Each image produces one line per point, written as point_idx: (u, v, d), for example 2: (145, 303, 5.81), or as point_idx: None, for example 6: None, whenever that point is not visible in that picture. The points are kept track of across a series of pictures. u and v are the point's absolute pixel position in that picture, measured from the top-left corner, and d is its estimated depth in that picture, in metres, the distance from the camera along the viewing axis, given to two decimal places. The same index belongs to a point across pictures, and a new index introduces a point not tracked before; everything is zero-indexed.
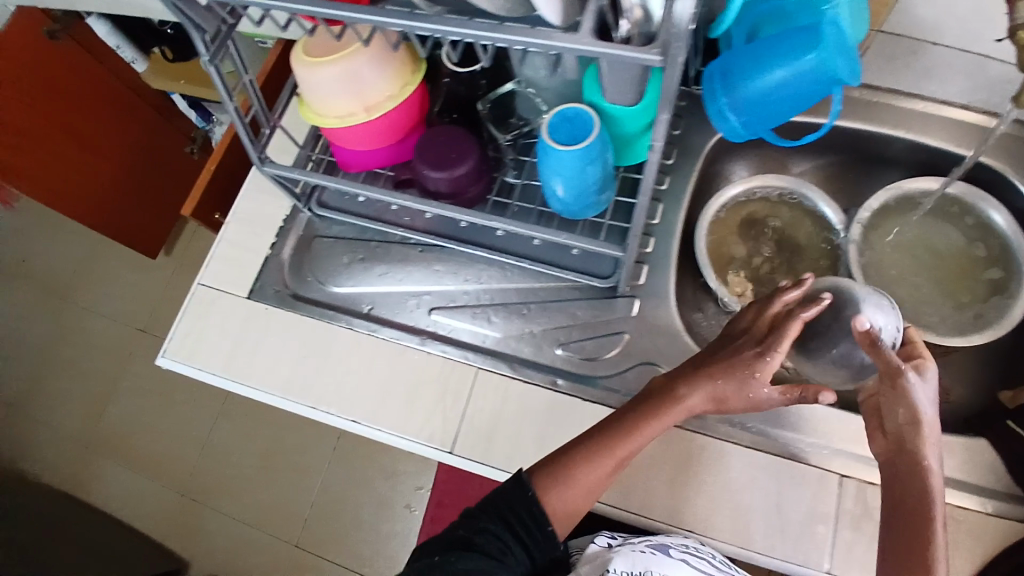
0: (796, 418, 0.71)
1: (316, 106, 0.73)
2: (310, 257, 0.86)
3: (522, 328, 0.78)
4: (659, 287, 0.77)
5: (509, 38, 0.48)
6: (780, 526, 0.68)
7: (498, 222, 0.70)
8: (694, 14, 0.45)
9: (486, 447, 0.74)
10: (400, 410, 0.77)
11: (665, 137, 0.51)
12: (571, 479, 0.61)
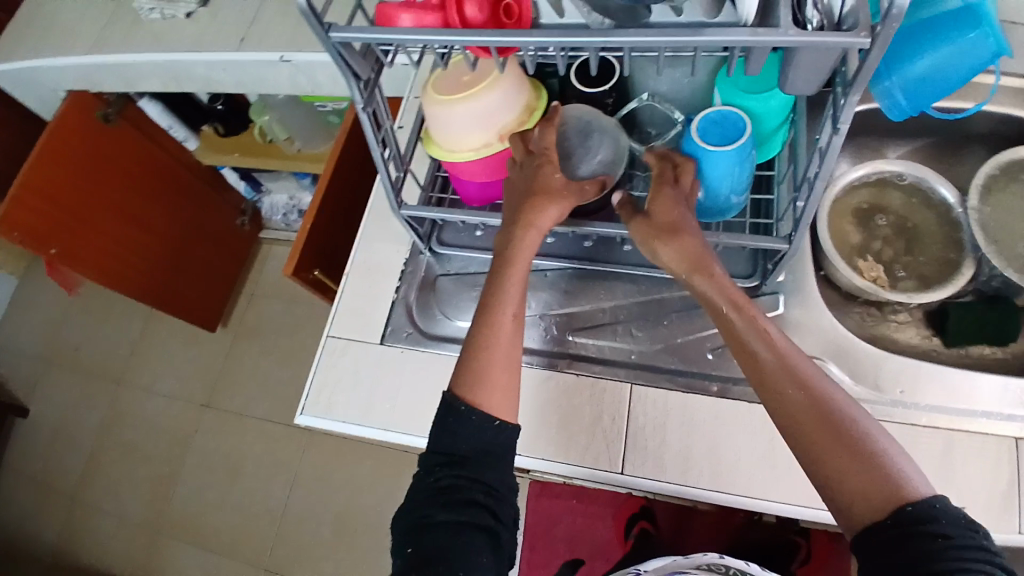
0: (962, 390, 0.73)
1: (452, 142, 0.74)
2: (436, 296, 0.86)
3: (667, 338, 0.80)
4: (795, 282, 0.80)
5: (712, 39, 0.50)
6: (971, 498, 0.70)
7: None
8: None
9: (656, 463, 0.75)
10: (559, 432, 0.78)
11: (852, 120, 0.53)
12: (484, 379, 0.65)
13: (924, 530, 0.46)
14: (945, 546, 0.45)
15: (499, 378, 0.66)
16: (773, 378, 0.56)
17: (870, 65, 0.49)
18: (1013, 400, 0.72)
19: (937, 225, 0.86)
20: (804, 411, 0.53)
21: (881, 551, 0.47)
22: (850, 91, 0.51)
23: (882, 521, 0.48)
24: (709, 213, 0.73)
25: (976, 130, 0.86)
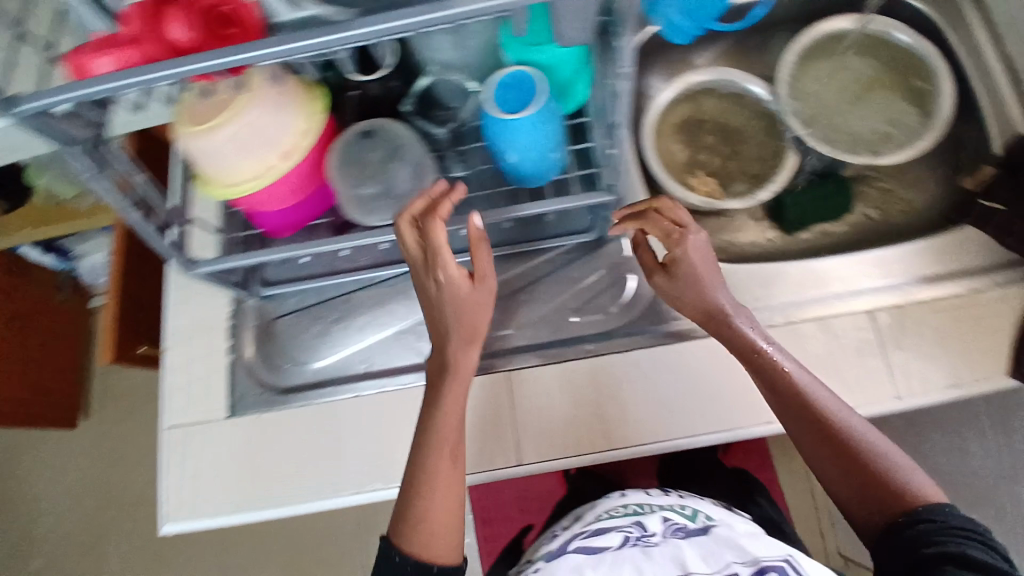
0: (810, 278, 0.76)
1: (230, 178, 0.60)
2: (276, 343, 0.79)
3: (531, 313, 0.75)
4: None
5: (459, 11, 0.42)
6: (843, 378, 0.73)
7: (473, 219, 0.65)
8: None
9: (552, 444, 0.69)
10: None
11: (634, 61, 0.49)
12: (422, 518, 0.62)
13: (926, 520, 0.54)
14: (937, 526, 0.53)
15: (435, 527, 0.62)
16: (791, 406, 0.62)
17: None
18: (857, 275, 0.76)
19: (757, 121, 0.87)
20: (815, 439, 0.61)
21: (887, 549, 0.54)
22: (624, 29, 0.47)
23: (895, 520, 0.56)
24: (531, 176, 0.68)
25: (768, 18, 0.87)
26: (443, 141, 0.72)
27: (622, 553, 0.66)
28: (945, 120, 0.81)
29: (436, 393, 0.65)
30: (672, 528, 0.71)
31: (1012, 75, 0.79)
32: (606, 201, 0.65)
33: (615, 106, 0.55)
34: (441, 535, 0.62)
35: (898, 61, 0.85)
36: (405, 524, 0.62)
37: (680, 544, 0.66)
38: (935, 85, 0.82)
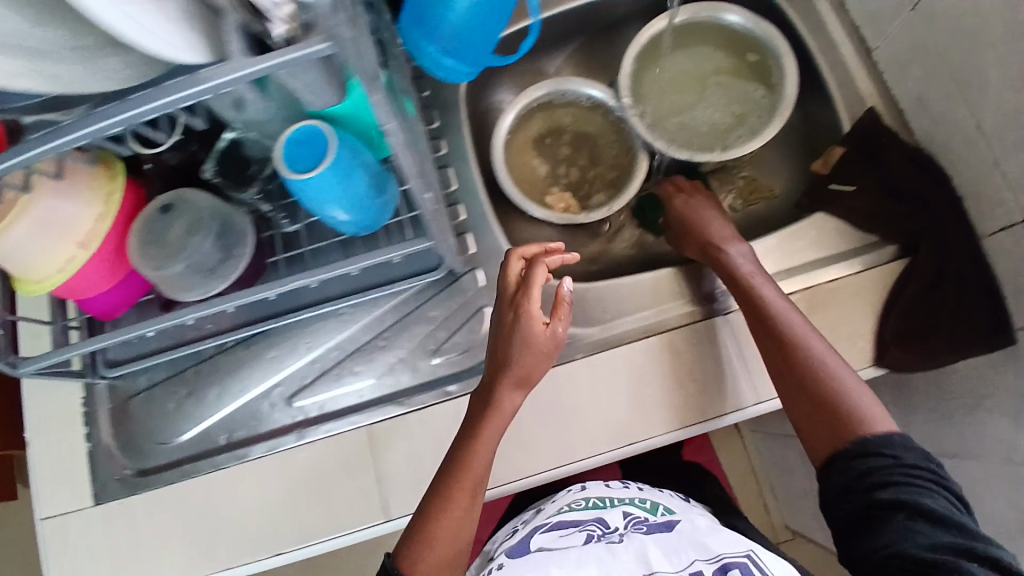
0: (663, 287, 0.76)
1: (32, 275, 0.55)
2: (136, 424, 0.76)
3: (389, 359, 0.73)
4: (493, 246, 0.76)
5: (153, 107, 0.37)
6: (707, 386, 0.72)
7: (312, 278, 0.60)
8: None
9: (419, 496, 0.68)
10: (315, 512, 0.69)
11: (393, 117, 0.45)
12: (428, 544, 0.59)
13: (876, 454, 0.57)
14: (888, 463, 0.56)
15: (441, 549, 0.59)
16: (780, 353, 0.65)
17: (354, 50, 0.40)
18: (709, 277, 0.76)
19: (609, 128, 0.86)
20: (798, 392, 0.64)
21: (838, 477, 0.58)
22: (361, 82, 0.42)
23: (841, 450, 0.59)
24: (363, 225, 0.65)
25: (616, 13, 0.85)
26: (258, 202, 0.67)
27: (587, 551, 0.60)
28: (793, 99, 0.78)
29: (468, 426, 0.63)
30: (636, 522, 0.65)
31: (859, 45, 0.79)
32: (425, 246, 0.60)
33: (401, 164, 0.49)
34: (440, 556, 0.59)
35: (739, 43, 0.83)
36: (409, 552, 0.59)
37: (642, 540, 0.62)
38: (776, 63, 0.80)
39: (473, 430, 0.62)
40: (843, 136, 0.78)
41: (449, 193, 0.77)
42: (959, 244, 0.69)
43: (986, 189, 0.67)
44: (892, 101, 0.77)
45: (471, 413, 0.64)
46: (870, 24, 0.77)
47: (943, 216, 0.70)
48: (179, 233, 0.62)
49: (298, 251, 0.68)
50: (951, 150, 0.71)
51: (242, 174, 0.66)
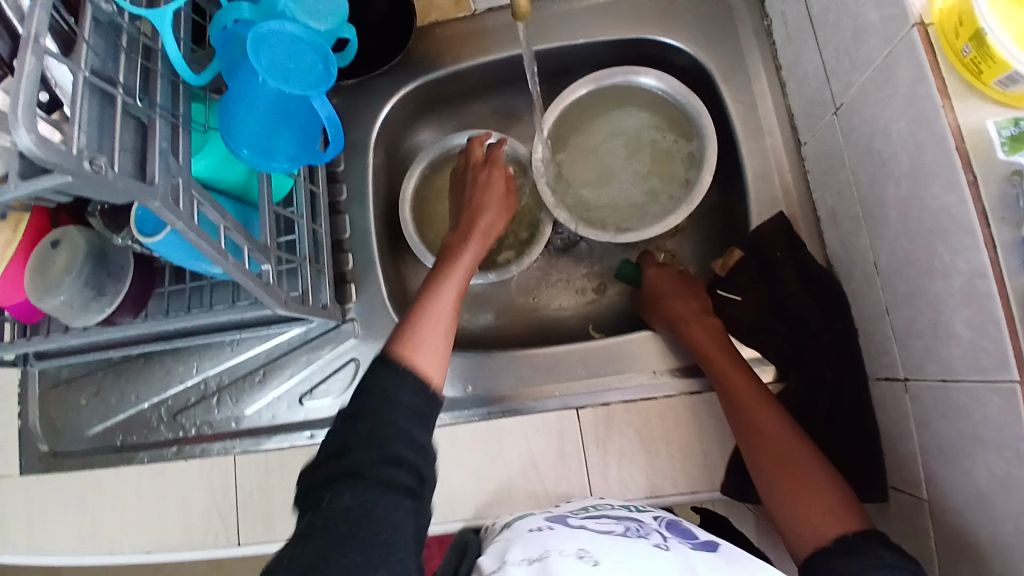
0: (538, 364, 0.74)
1: None
2: (56, 410, 0.85)
3: (263, 395, 0.79)
4: (373, 298, 0.79)
5: None
6: (545, 479, 0.69)
7: (185, 322, 0.68)
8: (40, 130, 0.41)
9: (264, 524, 0.75)
10: (179, 523, 0.78)
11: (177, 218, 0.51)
12: (416, 338, 0.58)
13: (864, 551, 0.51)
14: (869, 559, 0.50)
15: (430, 337, 0.58)
16: (761, 437, 0.61)
17: (103, 179, 0.45)
18: (594, 358, 0.73)
19: (527, 183, 0.86)
20: (783, 490, 0.58)
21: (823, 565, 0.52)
22: (136, 199, 0.48)
23: (822, 548, 0.53)
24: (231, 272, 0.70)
25: (550, 63, 0.83)
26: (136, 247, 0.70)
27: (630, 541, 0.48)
28: (704, 186, 0.74)
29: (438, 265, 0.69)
30: (674, 527, 0.54)
31: (790, 135, 0.74)
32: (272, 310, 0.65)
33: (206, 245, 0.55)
34: (435, 349, 0.58)
35: (662, 113, 0.80)
36: (402, 342, 0.57)
37: (688, 553, 0.47)
38: (696, 134, 0.77)
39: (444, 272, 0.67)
40: (745, 236, 0.73)
41: (340, 239, 0.81)
42: (835, 376, 0.67)
43: (878, 333, 0.63)
44: (812, 206, 0.71)
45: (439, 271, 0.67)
46: (804, 116, 0.71)
47: (827, 347, 0.67)
48: (58, 268, 0.66)
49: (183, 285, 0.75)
50: (854, 278, 0.66)
51: None
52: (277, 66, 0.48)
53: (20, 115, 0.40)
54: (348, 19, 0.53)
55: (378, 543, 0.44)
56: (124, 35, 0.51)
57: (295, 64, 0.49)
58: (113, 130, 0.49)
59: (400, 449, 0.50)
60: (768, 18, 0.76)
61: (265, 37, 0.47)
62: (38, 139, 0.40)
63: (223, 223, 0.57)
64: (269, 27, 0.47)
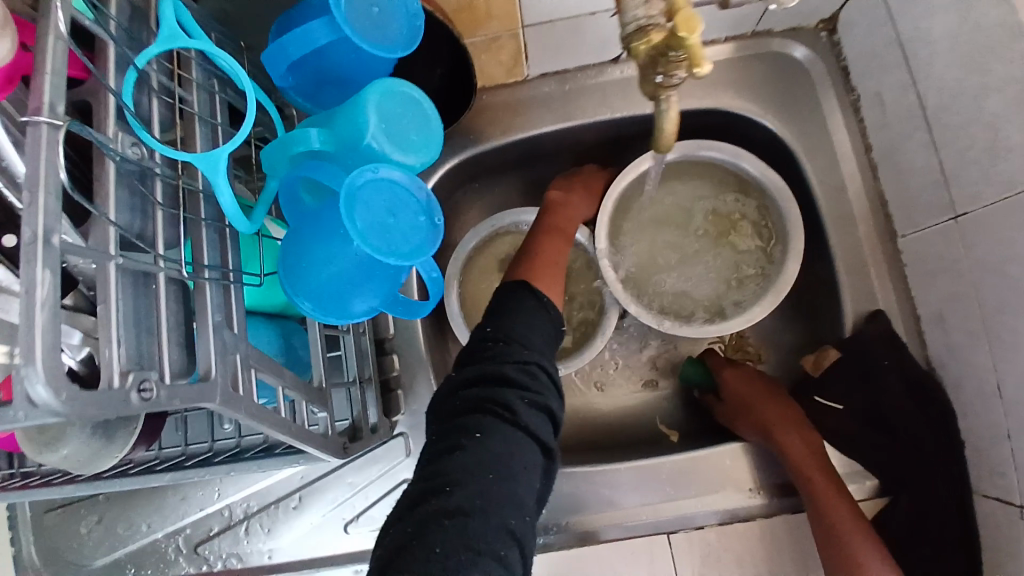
0: (618, 485, 0.69)
1: None
2: (48, 542, 0.73)
3: (301, 524, 0.69)
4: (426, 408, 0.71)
5: None
6: None
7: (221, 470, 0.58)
8: (66, 374, 0.29)
9: None
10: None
11: (241, 409, 0.41)
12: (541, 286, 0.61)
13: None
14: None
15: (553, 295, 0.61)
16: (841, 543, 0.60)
17: (154, 404, 0.34)
18: (673, 477, 0.68)
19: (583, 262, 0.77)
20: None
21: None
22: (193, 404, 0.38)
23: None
24: None
25: (609, 133, 0.74)
26: None
27: None
28: (790, 280, 0.68)
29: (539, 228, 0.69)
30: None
31: (883, 224, 0.69)
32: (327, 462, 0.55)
33: (261, 423, 0.45)
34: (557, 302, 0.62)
35: (738, 190, 0.73)
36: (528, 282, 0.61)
37: None
38: (776, 216, 0.71)
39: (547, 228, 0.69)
40: (842, 337, 0.69)
41: (385, 339, 0.72)
42: (941, 501, 0.62)
43: (994, 456, 0.58)
44: (911, 305, 0.67)
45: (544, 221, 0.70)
46: (901, 208, 0.66)
47: (930, 463, 0.63)
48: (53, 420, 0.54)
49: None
50: (962, 393, 0.62)
51: None
52: (374, 225, 0.39)
53: (36, 360, 0.28)
54: (440, 147, 0.45)
55: (516, 503, 0.45)
56: (157, 182, 0.39)
57: (395, 216, 0.40)
58: (154, 316, 0.37)
59: (543, 376, 0.53)
60: (855, 93, 0.69)
61: (358, 189, 0.39)
62: (61, 389, 0.29)
63: (281, 384, 0.49)
64: (362, 177, 0.39)
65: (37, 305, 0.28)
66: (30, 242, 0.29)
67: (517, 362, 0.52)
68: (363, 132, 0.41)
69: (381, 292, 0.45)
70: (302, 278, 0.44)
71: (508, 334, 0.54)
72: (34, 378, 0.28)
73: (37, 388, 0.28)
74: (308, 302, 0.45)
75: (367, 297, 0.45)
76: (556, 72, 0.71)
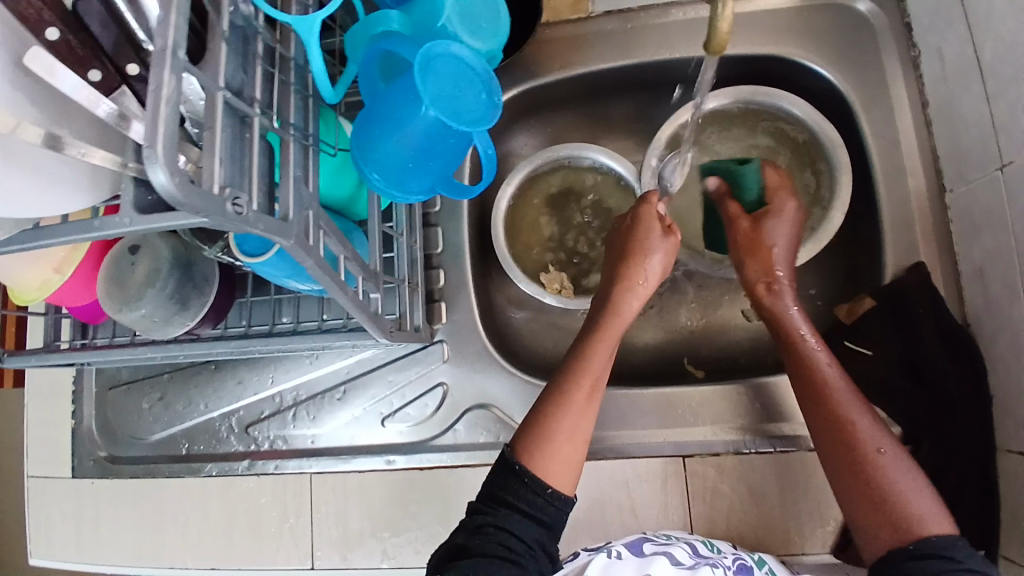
0: (634, 412, 0.70)
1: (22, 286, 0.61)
2: (112, 413, 0.81)
3: (343, 415, 0.75)
4: (463, 321, 0.75)
5: (60, 237, 0.41)
6: (635, 518, 0.71)
7: (275, 347, 0.63)
8: (181, 169, 0.34)
9: (342, 553, 0.75)
10: (248, 535, 0.77)
11: (310, 258, 0.46)
12: (549, 436, 0.57)
13: (939, 556, 0.49)
14: (957, 567, 0.48)
15: (562, 447, 0.57)
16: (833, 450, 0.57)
17: (243, 221, 0.39)
18: (689, 406, 0.70)
19: (629, 202, 0.80)
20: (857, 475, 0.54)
21: (886, 571, 0.50)
22: (270, 238, 0.43)
23: (903, 546, 0.51)
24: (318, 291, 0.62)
25: (665, 75, 0.77)
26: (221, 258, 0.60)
27: None
28: (834, 228, 0.69)
29: (590, 332, 0.63)
30: (743, 570, 0.60)
31: (934, 179, 0.69)
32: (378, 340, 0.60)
33: (322, 280, 0.49)
34: (564, 459, 0.57)
35: (788, 137, 0.74)
36: (528, 445, 0.57)
37: None
38: (825, 164, 0.72)
39: (604, 329, 0.62)
40: (881, 286, 0.70)
41: (432, 254, 0.76)
42: (968, 450, 0.62)
43: (1021, 411, 0.59)
44: (954, 262, 0.67)
45: (601, 321, 0.63)
46: (953, 162, 0.67)
47: (958, 413, 0.63)
48: (138, 278, 0.62)
49: (266, 296, 0.72)
50: (996, 344, 0.62)
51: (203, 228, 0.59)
52: (441, 93, 0.43)
53: (159, 147, 0.33)
54: (505, 40, 0.50)
55: None
56: (258, 41, 0.44)
57: (460, 89, 0.44)
58: (247, 158, 0.42)
59: (508, 532, 0.53)
60: (917, 48, 0.70)
61: (431, 59, 0.43)
62: (176, 176, 0.34)
63: (341, 253, 0.53)
64: (435, 49, 0.43)
65: (162, 101, 0.34)
66: (161, 50, 0.34)
67: (478, 527, 0.54)
68: (439, 13, 0.46)
69: (437, 172, 0.49)
70: (369, 153, 0.48)
71: (492, 496, 0.55)
72: (154, 162, 0.33)
73: (156, 173, 0.33)
74: (373, 174, 0.49)
75: (426, 176, 0.49)
76: (619, 10, 0.75)
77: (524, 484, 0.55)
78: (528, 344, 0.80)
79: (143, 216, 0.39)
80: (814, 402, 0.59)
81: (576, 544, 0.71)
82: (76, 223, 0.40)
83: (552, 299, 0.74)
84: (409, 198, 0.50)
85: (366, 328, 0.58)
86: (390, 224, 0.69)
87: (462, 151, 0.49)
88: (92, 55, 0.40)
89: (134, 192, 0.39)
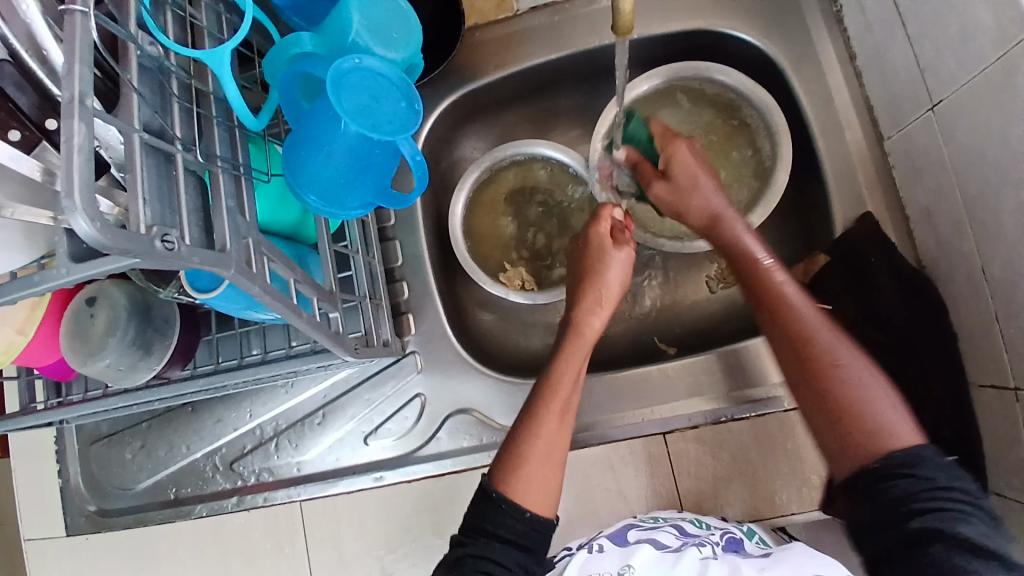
0: (610, 400, 0.71)
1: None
2: (96, 469, 0.80)
3: (327, 439, 0.75)
4: (432, 329, 0.75)
5: (2, 297, 0.41)
6: (625, 501, 0.71)
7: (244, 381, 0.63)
8: (103, 218, 0.34)
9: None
10: (247, 571, 0.78)
11: (255, 286, 0.46)
12: (523, 461, 0.58)
13: (909, 476, 0.51)
14: (921, 488, 0.51)
15: (538, 471, 0.57)
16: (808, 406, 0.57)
17: (179, 258, 0.39)
18: (661, 388, 0.70)
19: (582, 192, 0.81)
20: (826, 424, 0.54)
21: (856, 494, 0.53)
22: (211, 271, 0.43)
23: (866, 467, 0.53)
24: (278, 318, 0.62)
25: (599, 62, 0.78)
26: (179, 297, 0.60)
27: None
28: (780, 190, 0.70)
29: (556, 355, 0.63)
30: (732, 542, 0.61)
31: (871, 130, 0.70)
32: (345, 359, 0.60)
33: (275, 303, 0.49)
34: (541, 480, 0.57)
35: (727, 107, 0.75)
36: (504, 470, 0.58)
37: None
38: (764, 129, 0.73)
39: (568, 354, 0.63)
40: (834, 241, 0.72)
41: (393, 267, 0.77)
42: (939, 389, 0.63)
43: (981, 343, 0.60)
44: (901, 208, 0.69)
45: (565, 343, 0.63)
46: (886, 110, 0.68)
47: (924, 354, 0.65)
48: (98, 330, 0.62)
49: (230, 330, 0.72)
50: (950, 281, 0.63)
51: (156, 270, 0.59)
52: (360, 107, 0.44)
53: (78, 196, 0.34)
54: (419, 46, 0.51)
55: None
56: (173, 80, 0.44)
57: (378, 101, 0.45)
58: (176, 196, 0.42)
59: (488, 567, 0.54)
60: (837, 4, 0.71)
61: (343, 74, 0.43)
62: (99, 222, 0.34)
63: (292, 278, 0.53)
64: (347, 64, 0.43)
65: (75, 150, 0.34)
66: (69, 102, 0.35)
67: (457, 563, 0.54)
68: (348, 29, 0.46)
69: (371, 185, 0.50)
70: (299, 176, 0.48)
71: (472, 526, 0.56)
72: (75, 211, 0.33)
73: (79, 224, 0.33)
74: (308, 194, 0.49)
75: (361, 190, 0.50)
76: (545, 5, 0.75)
77: (502, 510, 0.56)
78: (501, 345, 0.80)
79: (77, 266, 0.39)
80: (792, 367, 0.58)
81: (571, 535, 0.72)
82: (16, 281, 0.40)
83: (518, 295, 0.74)
84: (347, 215, 0.51)
85: (331, 349, 0.58)
86: (345, 243, 0.69)
87: (392, 160, 0.50)
88: (10, 117, 0.41)
89: (67, 243, 0.39)
